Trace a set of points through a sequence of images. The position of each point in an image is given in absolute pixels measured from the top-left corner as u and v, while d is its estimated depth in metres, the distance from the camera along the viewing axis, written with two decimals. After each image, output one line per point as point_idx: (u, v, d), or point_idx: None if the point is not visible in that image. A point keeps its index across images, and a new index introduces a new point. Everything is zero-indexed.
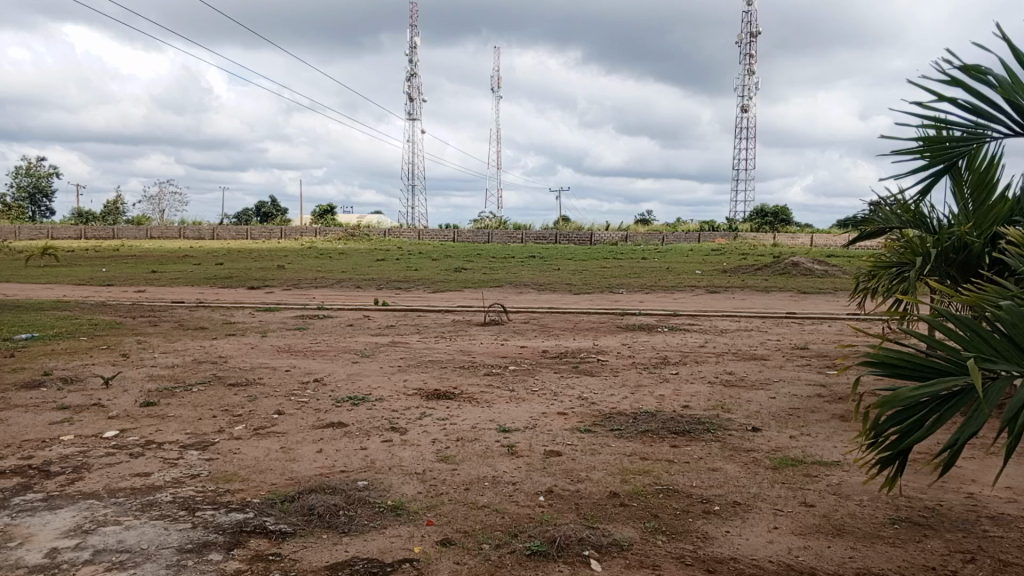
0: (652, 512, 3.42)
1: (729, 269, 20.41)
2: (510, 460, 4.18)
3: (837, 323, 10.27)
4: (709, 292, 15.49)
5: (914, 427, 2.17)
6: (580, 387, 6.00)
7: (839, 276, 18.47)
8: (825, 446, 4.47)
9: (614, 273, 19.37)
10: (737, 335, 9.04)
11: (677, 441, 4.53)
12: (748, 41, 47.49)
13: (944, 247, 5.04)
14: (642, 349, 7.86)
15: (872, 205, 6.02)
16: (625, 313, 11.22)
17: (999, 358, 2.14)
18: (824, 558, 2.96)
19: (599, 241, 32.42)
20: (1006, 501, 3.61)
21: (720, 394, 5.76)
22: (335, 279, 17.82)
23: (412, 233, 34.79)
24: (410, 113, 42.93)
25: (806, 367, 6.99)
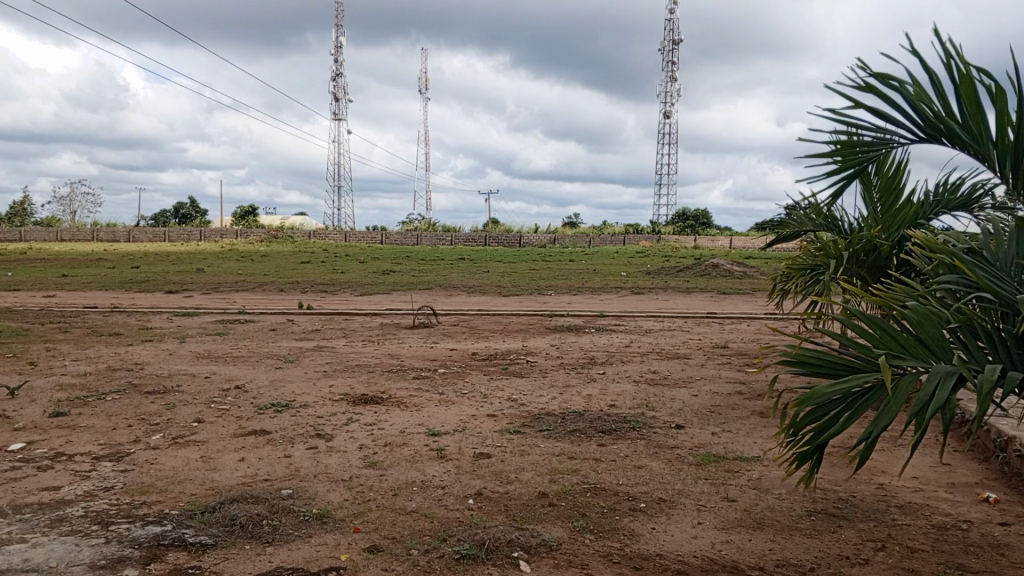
0: (579, 511, 3.45)
1: (654, 270, 20.85)
2: (438, 464, 4.16)
3: (755, 323, 10.63)
4: (634, 293, 15.78)
5: (831, 423, 2.25)
6: (509, 389, 6.01)
7: (757, 277, 19.11)
8: (745, 442, 4.60)
9: (542, 275, 19.53)
10: (661, 335, 9.24)
11: (604, 440, 4.59)
12: (671, 49, 48.71)
13: (855, 249, 5.28)
14: (570, 350, 7.94)
15: (787, 209, 6.24)
16: (553, 314, 11.31)
17: (907, 354, 2.24)
18: (745, 551, 3.04)
19: (528, 244, 32.64)
20: (913, 490, 3.80)
21: (645, 393, 5.87)
22: (257, 282, 17.38)
23: (338, 235, 34.26)
24: (336, 113, 42.27)
25: (726, 365, 7.20)
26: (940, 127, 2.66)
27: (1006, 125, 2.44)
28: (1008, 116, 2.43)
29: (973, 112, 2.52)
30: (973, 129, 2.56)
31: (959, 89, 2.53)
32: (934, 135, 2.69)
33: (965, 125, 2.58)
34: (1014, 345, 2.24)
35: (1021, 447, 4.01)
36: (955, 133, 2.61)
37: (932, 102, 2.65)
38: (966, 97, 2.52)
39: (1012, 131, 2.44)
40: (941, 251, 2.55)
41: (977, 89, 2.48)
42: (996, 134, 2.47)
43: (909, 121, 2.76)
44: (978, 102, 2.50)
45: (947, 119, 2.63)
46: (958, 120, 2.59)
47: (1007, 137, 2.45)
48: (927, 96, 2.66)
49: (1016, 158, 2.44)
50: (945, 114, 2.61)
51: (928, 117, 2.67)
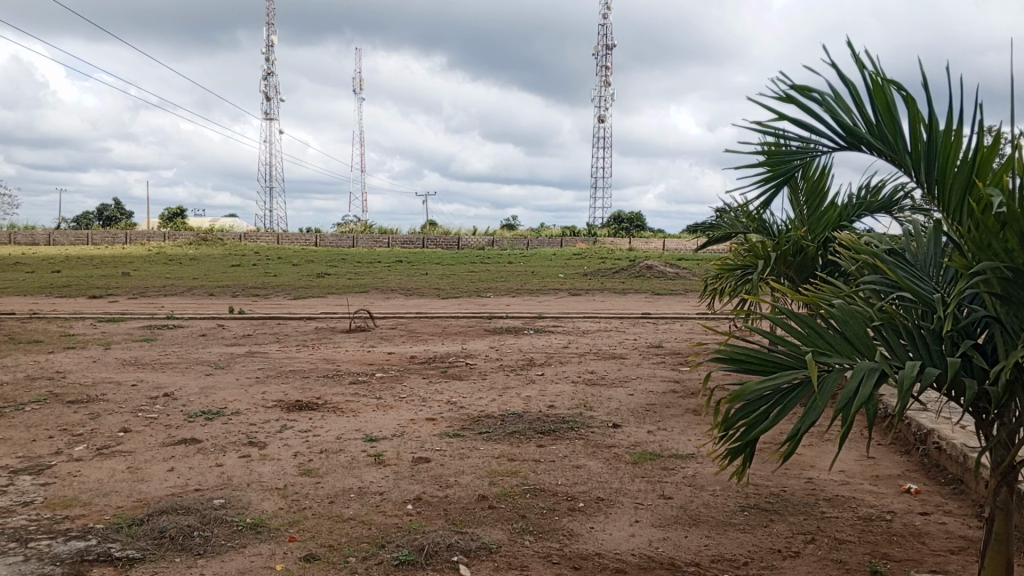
0: (519, 513, 3.45)
1: (591, 272, 21.08)
2: (376, 469, 4.11)
3: (689, 322, 10.85)
4: (572, 294, 15.93)
5: (760, 419, 2.30)
6: (448, 392, 5.98)
7: (690, 278, 19.52)
8: (680, 440, 4.68)
9: (481, 277, 19.52)
10: (598, 336, 9.34)
11: (543, 441, 4.61)
12: (606, 54, 49.41)
13: (783, 250, 5.41)
14: (509, 352, 7.95)
15: (718, 211, 6.40)
16: (492, 316, 11.32)
17: (833, 351, 2.32)
18: (681, 548, 3.09)
19: (466, 246, 32.60)
20: (840, 484, 3.93)
21: (583, 394, 5.92)
22: (186, 286, 16.87)
23: (271, 237, 33.56)
24: (267, 113, 41.41)
25: (661, 364, 7.32)
26: (859, 134, 2.74)
27: (918, 131, 2.53)
28: (921, 123, 2.52)
29: (889, 118, 2.61)
30: (889, 136, 2.65)
31: (874, 97, 2.62)
32: (854, 142, 2.78)
33: (881, 132, 2.67)
34: (933, 341, 2.33)
35: (938, 438, 4.20)
36: (874, 139, 2.70)
37: (851, 111, 2.73)
38: (881, 106, 2.60)
39: (925, 137, 2.53)
40: (864, 252, 2.64)
41: (891, 98, 2.56)
42: (911, 140, 2.56)
43: (830, 130, 2.84)
44: (893, 110, 2.59)
45: (864, 127, 2.72)
46: (875, 127, 2.67)
47: (922, 142, 2.54)
48: (845, 105, 2.74)
49: (929, 163, 2.54)
50: (862, 121, 2.70)
51: (847, 125, 2.75)
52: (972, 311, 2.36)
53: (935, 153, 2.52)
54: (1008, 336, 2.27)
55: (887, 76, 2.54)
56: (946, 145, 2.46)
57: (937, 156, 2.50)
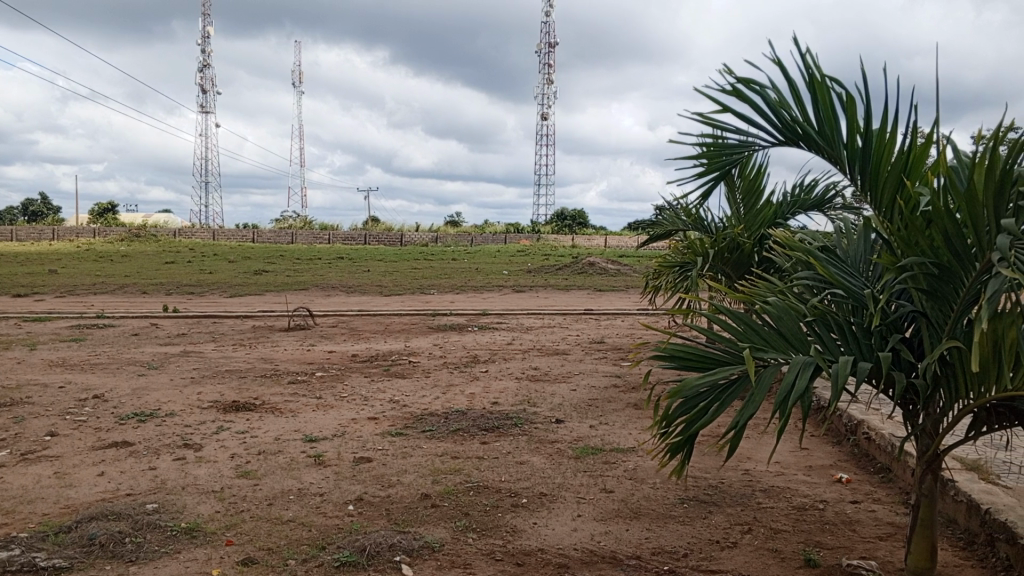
0: (462, 510, 3.44)
1: (534, 268, 21.17)
2: (316, 470, 4.04)
3: (630, 318, 10.99)
4: (515, 291, 15.95)
5: (700, 414, 2.34)
6: (390, 390, 5.93)
7: (631, 275, 19.77)
8: (621, 434, 4.74)
9: (424, 273, 19.41)
10: (541, 332, 9.38)
11: (486, 438, 4.60)
12: (548, 52, 49.63)
13: (720, 247, 5.51)
14: (452, 349, 7.92)
15: (659, 209, 6.50)
16: (435, 313, 11.26)
17: (769, 347, 2.37)
18: (623, 541, 3.13)
19: (409, 242, 32.36)
20: (775, 475, 4.04)
21: (526, 390, 5.93)
22: (117, 284, 16.30)
23: (208, 234, 32.74)
24: (202, 106, 40.33)
25: (604, 359, 7.40)
26: (797, 131, 2.80)
27: (854, 129, 2.60)
28: (857, 121, 2.59)
29: (828, 116, 2.67)
30: (827, 133, 2.71)
31: (814, 94, 2.67)
32: (793, 138, 2.83)
33: (819, 129, 2.73)
34: (862, 336, 2.41)
35: (868, 429, 4.34)
36: (812, 136, 2.76)
37: (791, 108, 2.78)
38: (821, 103, 2.65)
39: (858, 135, 2.60)
40: (798, 249, 2.70)
41: (831, 95, 2.62)
42: (847, 138, 2.63)
43: (770, 125, 2.88)
44: (832, 107, 2.64)
45: (803, 123, 2.77)
46: (813, 124, 2.73)
47: (857, 140, 2.61)
48: (785, 102, 2.79)
49: (863, 161, 2.61)
50: (801, 118, 2.75)
51: (787, 121, 2.80)
52: (900, 306, 2.44)
53: (869, 152, 2.59)
54: (932, 331, 2.36)
55: (828, 75, 2.59)
56: (881, 144, 2.53)
57: (870, 154, 2.57)
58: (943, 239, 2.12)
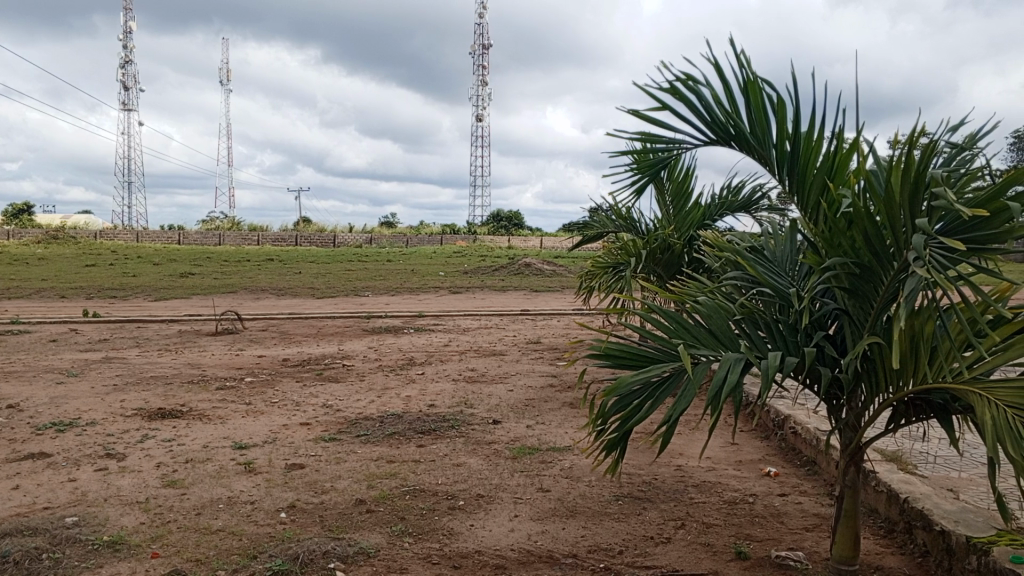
0: (398, 515, 3.40)
1: (470, 269, 21.14)
2: (247, 478, 3.94)
3: (566, 318, 11.09)
4: (451, 293, 15.91)
5: (634, 411, 2.37)
6: (323, 395, 5.83)
7: (566, 275, 19.95)
8: (557, 434, 4.77)
9: (358, 275, 19.17)
10: (477, 333, 9.38)
11: (422, 441, 4.57)
12: (482, 52, 49.71)
13: (652, 248, 5.57)
14: (387, 352, 7.84)
15: (591, 211, 6.57)
16: (369, 315, 11.13)
17: (700, 344, 2.43)
18: (559, 540, 3.14)
19: (342, 243, 31.91)
20: (707, 470, 4.12)
21: (463, 392, 5.91)
22: (32, 288, 15.58)
23: (131, 235, 31.60)
24: (123, 103, 38.96)
25: (540, 360, 7.43)
26: (729, 132, 2.85)
27: (783, 131, 2.67)
28: (786, 124, 2.66)
29: (759, 118, 2.73)
30: (758, 135, 2.77)
31: (747, 95, 2.71)
32: (726, 138, 2.88)
33: (750, 131, 2.79)
34: (789, 333, 2.48)
35: (795, 424, 4.47)
36: (743, 137, 2.82)
37: (724, 109, 2.83)
38: (754, 105, 2.71)
39: (787, 139, 2.67)
40: (728, 249, 2.76)
41: (764, 94, 2.67)
42: (776, 140, 2.70)
43: (703, 125, 2.92)
44: (764, 110, 2.71)
45: (734, 125, 2.82)
46: (745, 125, 2.78)
47: (786, 143, 2.68)
48: (718, 103, 2.83)
49: (791, 163, 2.68)
50: (734, 118, 2.80)
51: (720, 123, 2.85)
52: (825, 305, 2.52)
53: (797, 154, 2.66)
54: (854, 328, 2.44)
55: (762, 78, 2.65)
56: (807, 146, 2.61)
57: (798, 157, 2.65)
58: (864, 239, 2.20)
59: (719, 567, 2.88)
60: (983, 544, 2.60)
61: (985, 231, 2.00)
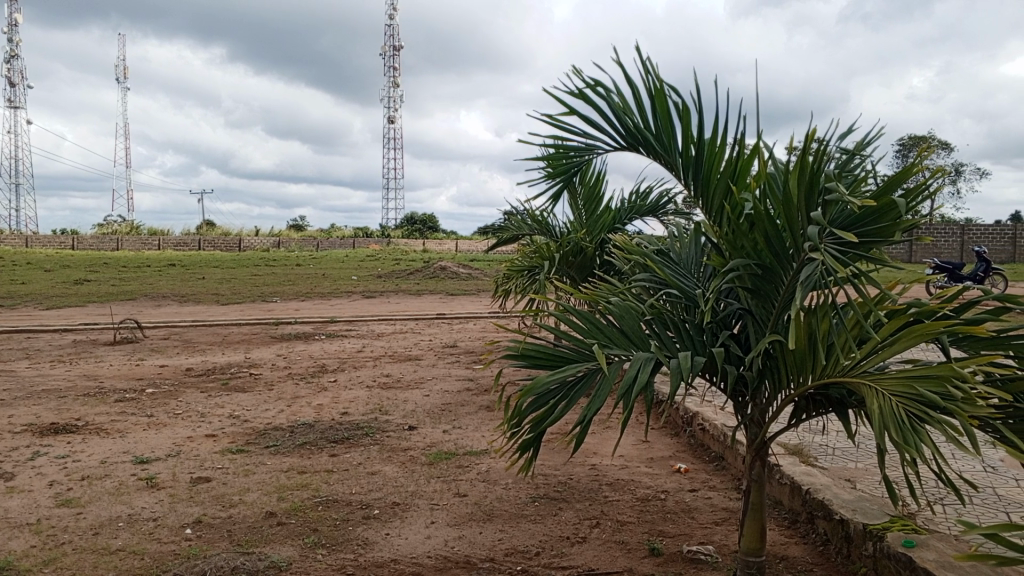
0: (310, 526, 3.32)
1: (384, 273, 20.88)
2: (149, 494, 3.76)
3: (481, 322, 11.11)
4: (365, 297, 15.69)
5: (550, 411, 2.37)
6: (230, 405, 5.63)
7: (481, 278, 19.98)
8: (474, 437, 4.76)
9: (266, 281, 18.63)
10: (392, 338, 9.27)
11: (336, 450, 4.47)
12: (393, 53, 49.32)
13: (565, 251, 5.65)
14: (298, 359, 7.64)
15: (506, 214, 6.59)
16: (279, 322, 10.83)
17: (613, 344, 2.46)
18: (476, 544, 3.13)
19: (249, 247, 31.00)
20: (620, 468, 4.20)
21: (377, 398, 5.83)
22: None
23: (19, 240, 29.78)
24: (10, 100, 36.75)
25: (456, 363, 7.41)
26: (638, 138, 2.89)
27: (686, 137, 2.74)
28: (690, 130, 2.72)
29: (665, 123, 2.78)
30: (663, 140, 2.83)
31: (653, 101, 2.75)
32: (633, 143, 2.92)
33: (656, 135, 2.84)
34: (695, 332, 2.54)
35: (703, 420, 4.61)
36: (652, 141, 2.87)
37: (632, 114, 2.87)
38: (661, 111, 2.76)
39: (693, 146, 2.73)
40: (637, 252, 2.82)
41: (670, 101, 2.72)
42: (681, 146, 2.76)
43: (612, 129, 2.95)
44: (670, 115, 2.76)
45: (643, 131, 2.87)
46: (652, 131, 2.84)
47: (690, 148, 2.74)
48: (628, 107, 2.86)
49: (695, 168, 2.75)
50: (642, 124, 2.85)
51: (627, 128, 2.89)
52: (729, 305, 2.60)
53: (701, 159, 2.73)
54: (757, 327, 2.53)
55: (669, 84, 2.68)
56: (710, 151, 2.68)
57: (703, 162, 2.72)
58: (766, 240, 2.28)
59: (633, 564, 2.93)
60: (878, 531, 2.74)
61: (877, 228, 2.10)
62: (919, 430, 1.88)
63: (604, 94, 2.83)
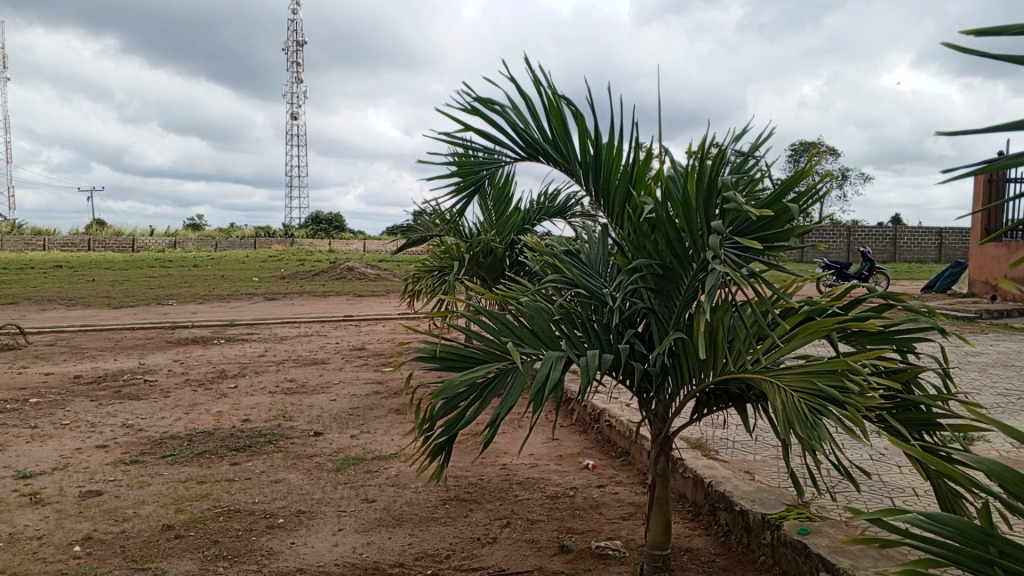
0: (211, 538, 3.19)
1: (289, 274, 20.34)
2: (32, 510, 3.52)
3: (389, 323, 10.98)
4: (267, 299, 15.24)
5: (461, 414, 2.35)
6: (123, 414, 5.35)
7: (389, 279, 19.77)
8: (382, 441, 4.69)
9: (161, 283, 17.82)
10: (296, 341, 9.04)
11: (237, 458, 4.32)
12: (296, 49, 48.25)
13: (474, 252, 5.67)
14: (196, 364, 7.33)
15: (415, 215, 6.55)
16: (176, 325, 10.38)
17: (523, 346, 2.46)
18: (385, 550, 3.08)
19: (142, 248, 29.61)
20: (530, 466, 4.23)
21: (281, 404, 5.66)
22: None
23: None
24: None
25: (364, 366, 7.29)
26: (537, 147, 2.93)
27: (585, 142, 2.78)
28: (588, 136, 2.76)
29: (562, 132, 2.82)
30: (562, 149, 2.87)
31: (548, 109, 2.78)
32: (533, 152, 2.95)
33: (556, 144, 2.88)
34: (602, 331, 2.58)
35: (610, 417, 4.70)
36: (551, 150, 2.90)
37: (529, 124, 2.90)
38: (556, 121, 2.79)
39: (592, 151, 2.77)
40: (545, 253, 2.84)
41: (563, 110, 2.76)
42: (581, 152, 2.80)
43: (512, 140, 2.98)
44: (564, 125, 2.80)
45: (542, 140, 2.90)
46: (551, 139, 2.87)
47: (590, 154, 2.78)
48: (525, 117, 2.89)
49: (595, 173, 2.79)
50: (540, 133, 2.88)
51: (527, 139, 2.92)
52: (634, 305, 2.66)
53: (600, 163, 2.77)
54: (661, 325, 2.60)
55: (562, 94, 2.72)
56: (610, 157, 2.72)
57: (603, 166, 2.76)
58: (667, 242, 2.34)
59: (543, 562, 2.95)
60: (776, 520, 2.86)
61: (770, 232, 2.18)
62: (819, 424, 1.96)
63: (500, 109, 2.85)
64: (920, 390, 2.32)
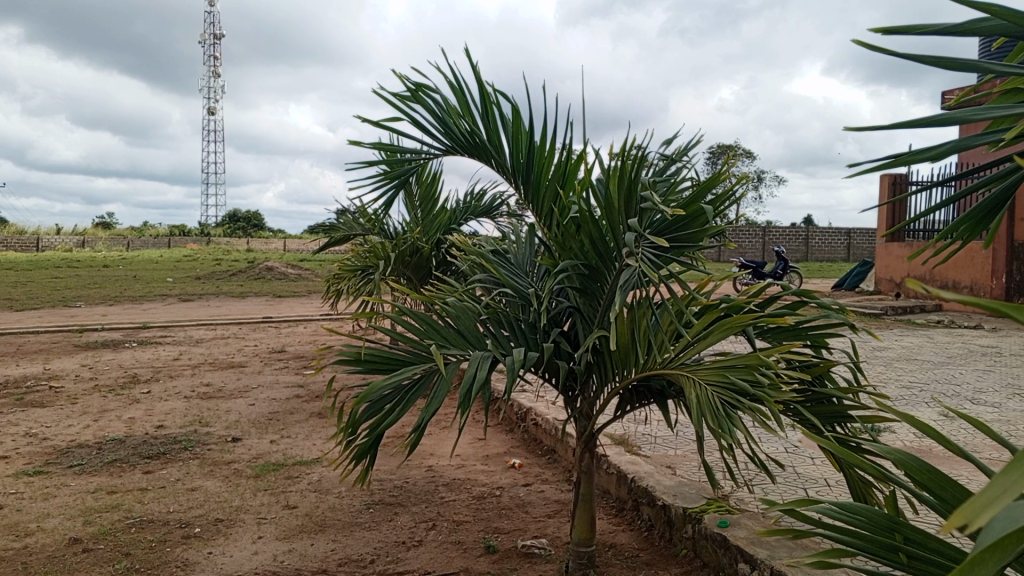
0: (122, 551, 3.05)
1: (206, 275, 19.70)
2: None
3: (311, 325, 10.77)
4: (183, 300, 14.73)
5: (384, 418, 2.31)
6: (25, 422, 5.07)
7: (311, 279, 19.38)
8: (304, 446, 4.59)
9: (67, 284, 16.98)
10: (213, 344, 8.75)
11: (150, 466, 4.15)
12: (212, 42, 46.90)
13: (400, 251, 5.53)
14: (106, 369, 7.02)
15: (337, 214, 6.44)
16: (83, 328, 9.90)
17: (449, 345, 2.45)
18: (307, 557, 3.02)
19: (46, 248, 28.17)
20: (456, 467, 4.21)
21: (197, 409, 5.47)
22: None
23: None
24: None
25: (284, 370, 7.11)
26: (467, 143, 2.91)
27: (515, 141, 2.78)
28: (518, 135, 2.75)
29: (494, 129, 2.81)
30: (493, 146, 2.86)
31: (482, 106, 2.77)
32: (463, 149, 2.93)
33: (486, 140, 2.87)
34: (529, 331, 2.59)
35: (536, 416, 4.72)
36: (481, 146, 2.89)
37: (461, 119, 2.88)
38: (489, 117, 2.78)
39: (522, 149, 2.77)
40: (472, 253, 2.83)
41: (496, 107, 2.75)
42: (511, 150, 2.79)
43: (443, 136, 2.95)
44: (497, 122, 2.79)
45: (473, 135, 2.88)
46: (482, 136, 2.86)
47: (519, 153, 2.79)
48: (457, 113, 2.86)
49: (524, 172, 2.79)
50: (472, 129, 2.87)
51: (458, 134, 2.90)
52: (560, 304, 2.67)
53: (530, 164, 2.78)
54: (586, 323, 2.62)
55: (493, 89, 2.71)
56: (540, 156, 2.72)
57: (532, 165, 2.76)
58: (591, 242, 2.36)
59: (469, 564, 2.94)
60: (696, 513, 2.92)
61: (688, 233, 2.23)
62: (732, 417, 2.01)
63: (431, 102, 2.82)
64: (832, 384, 2.40)
